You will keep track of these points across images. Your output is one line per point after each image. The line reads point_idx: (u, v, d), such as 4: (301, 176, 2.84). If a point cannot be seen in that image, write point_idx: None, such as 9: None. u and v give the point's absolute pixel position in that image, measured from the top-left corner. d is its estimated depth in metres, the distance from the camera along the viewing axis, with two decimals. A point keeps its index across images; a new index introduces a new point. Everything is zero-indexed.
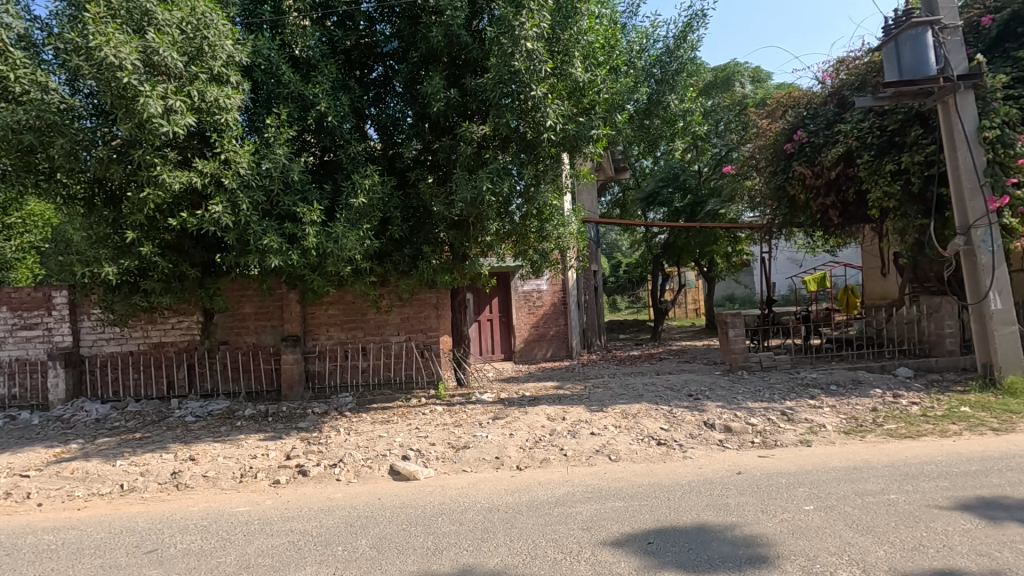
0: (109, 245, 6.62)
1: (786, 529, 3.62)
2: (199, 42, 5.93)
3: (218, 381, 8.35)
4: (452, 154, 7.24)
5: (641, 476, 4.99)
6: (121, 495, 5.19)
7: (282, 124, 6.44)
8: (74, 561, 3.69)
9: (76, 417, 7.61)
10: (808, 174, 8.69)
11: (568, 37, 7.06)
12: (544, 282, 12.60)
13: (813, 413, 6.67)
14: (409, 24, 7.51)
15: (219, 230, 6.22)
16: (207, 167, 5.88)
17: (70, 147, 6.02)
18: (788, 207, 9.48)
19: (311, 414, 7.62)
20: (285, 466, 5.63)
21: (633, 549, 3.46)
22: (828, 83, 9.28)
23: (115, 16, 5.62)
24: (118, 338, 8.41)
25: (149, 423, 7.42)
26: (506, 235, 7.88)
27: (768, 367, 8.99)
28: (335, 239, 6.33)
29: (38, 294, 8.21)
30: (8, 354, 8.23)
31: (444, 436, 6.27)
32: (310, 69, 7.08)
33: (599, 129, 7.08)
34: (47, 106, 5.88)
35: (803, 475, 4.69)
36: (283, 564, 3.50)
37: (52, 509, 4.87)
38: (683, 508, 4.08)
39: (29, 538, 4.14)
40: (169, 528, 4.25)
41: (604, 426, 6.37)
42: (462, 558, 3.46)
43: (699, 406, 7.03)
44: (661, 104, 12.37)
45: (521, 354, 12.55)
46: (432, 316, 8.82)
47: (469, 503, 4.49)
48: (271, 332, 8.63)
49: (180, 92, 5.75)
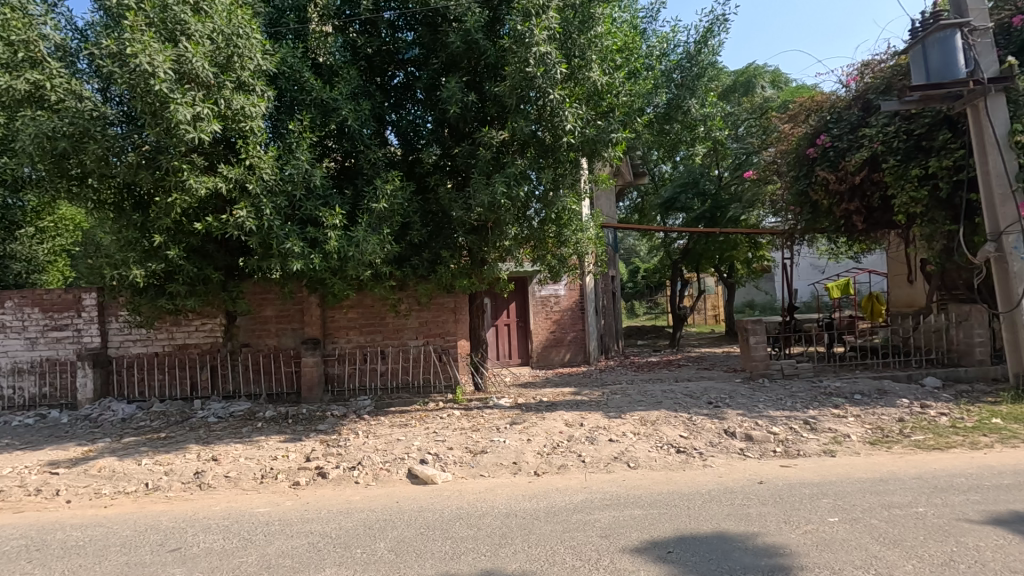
0: (137, 248, 6.78)
1: (809, 541, 3.54)
2: (230, 52, 6.08)
3: (239, 383, 8.50)
4: (471, 159, 7.31)
5: (660, 484, 4.93)
6: (146, 493, 5.29)
7: (305, 130, 6.57)
8: (100, 558, 3.77)
9: (103, 417, 7.80)
10: (831, 179, 8.54)
11: (584, 39, 6.97)
12: (562, 287, 12.53)
13: (837, 422, 6.54)
14: (430, 31, 7.59)
15: (243, 234, 6.33)
16: (232, 172, 6.01)
17: (101, 153, 6.17)
18: (811, 213, 9.32)
19: (330, 416, 7.70)
20: (305, 468, 5.69)
21: (652, 557, 3.42)
22: (852, 87, 9.13)
23: (151, 26, 5.79)
24: (144, 339, 8.57)
25: (173, 423, 7.56)
26: (524, 240, 7.72)
27: (790, 375, 8.83)
28: (356, 243, 6.41)
29: (68, 296, 8.45)
30: (39, 354, 8.48)
31: (462, 440, 6.28)
32: (332, 76, 7.22)
33: (618, 133, 7.07)
34: (81, 113, 6.07)
35: (827, 486, 4.59)
36: (303, 566, 3.53)
37: (80, 506, 4.98)
38: (703, 517, 4.02)
39: (59, 534, 4.25)
40: (193, 527, 4.32)
41: (622, 433, 6.32)
42: (481, 562, 3.45)
43: (719, 413, 6.94)
44: (682, 109, 12.16)
45: (539, 359, 12.52)
46: (450, 320, 8.85)
47: (486, 508, 4.49)
48: (292, 335, 8.73)
49: (207, 100, 5.89)
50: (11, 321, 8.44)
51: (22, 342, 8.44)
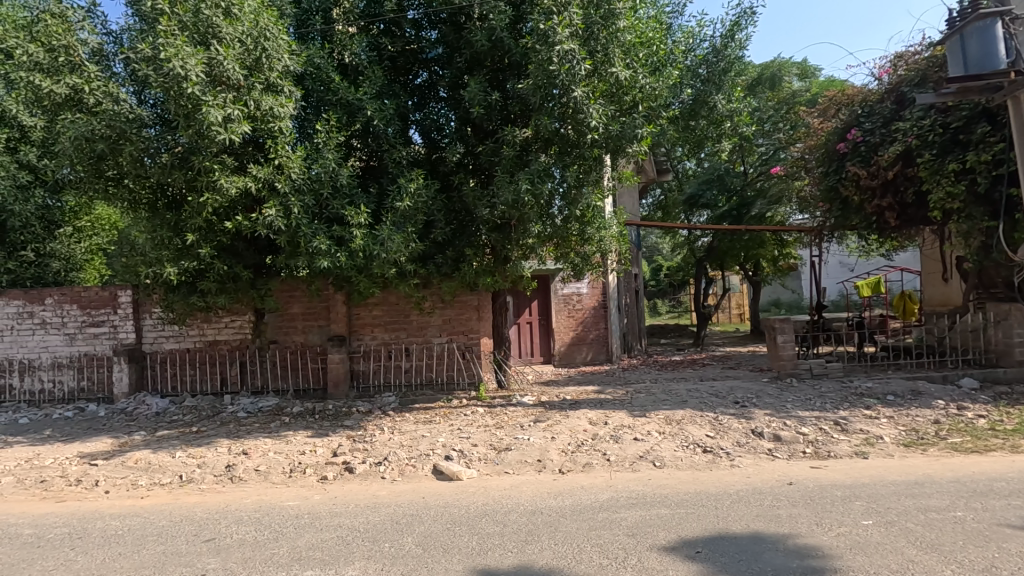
0: (169, 247, 6.94)
1: (843, 543, 3.47)
2: (259, 53, 6.20)
3: (268, 379, 8.69)
4: (494, 157, 7.34)
5: (687, 483, 4.89)
6: (181, 485, 5.44)
7: (332, 130, 6.66)
8: (138, 547, 3.89)
9: (138, 411, 8.05)
10: (862, 174, 8.32)
11: (605, 35, 6.87)
12: (584, 285, 12.48)
13: (869, 424, 6.38)
14: (453, 30, 7.63)
15: (272, 233, 6.44)
16: (261, 172, 6.13)
17: (137, 154, 6.37)
18: (840, 210, 9.09)
19: (356, 412, 7.81)
20: (333, 463, 5.78)
21: (681, 555, 3.40)
22: (885, 80, 8.89)
23: (183, 29, 5.91)
24: (177, 335, 8.79)
25: (205, 417, 7.76)
26: (547, 238, 7.81)
27: (819, 375, 8.64)
28: (381, 241, 6.48)
29: (105, 293, 8.72)
30: (78, 349, 8.78)
31: (487, 437, 6.31)
32: (358, 76, 7.30)
33: (643, 129, 6.97)
34: (117, 116, 6.25)
35: (860, 488, 4.49)
36: (332, 558, 3.59)
37: (118, 496, 5.15)
38: (732, 517, 3.97)
39: (98, 523, 4.40)
40: (225, 518, 4.43)
41: (647, 432, 6.26)
42: (508, 558, 3.47)
43: (746, 413, 6.84)
44: (708, 105, 11.95)
45: (561, 357, 12.49)
46: (473, 318, 8.89)
47: (512, 504, 4.50)
48: (318, 332, 8.86)
49: (237, 102, 6.01)
50: (52, 318, 8.74)
51: (62, 338, 8.75)
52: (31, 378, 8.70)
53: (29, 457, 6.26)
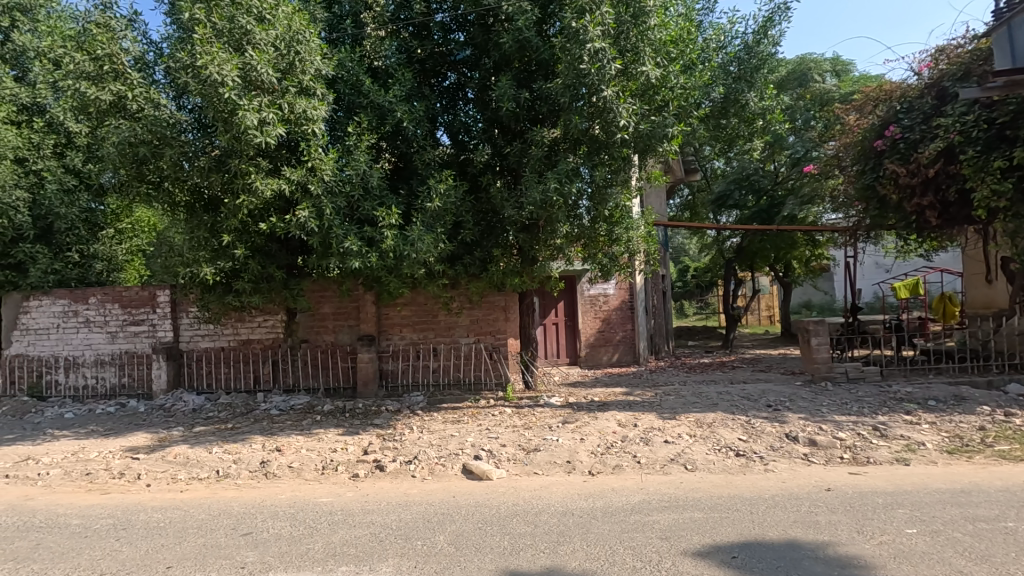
0: (206, 248, 7.12)
1: (886, 552, 3.37)
2: (292, 58, 6.32)
3: (299, 377, 8.85)
4: (522, 157, 7.36)
5: (720, 487, 4.80)
6: (217, 480, 5.59)
7: (363, 132, 6.76)
8: (180, 539, 4.00)
9: (176, 407, 8.30)
10: (902, 172, 8.05)
11: (636, 34, 6.81)
12: (611, 286, 12.39)
13: (909, 430, 6.18)
14: (482, 31, 7.67)
15: (305, 234, 6.55)
16: (295, 175, 6.25)
17: (176, 158, 6.55)
18: (878, 208, 8.76)
19: (385, 411, 7.90)
20: (363, 461, 5.85)
21: (716, 561, 3.34)
22: (925, 74, 8.61)
23: (219, 36, 6.06)
24: (212, 334, 9.01)
25: (239, 414, 7.95)
26: (575, 239, 7.72)
27: (855, 379, 8.40)
28: (411, 241, 6.54)
29: (145, 293, 9.00)
30: (119, 347, 9.08)
31: (515, 437, 6.32)
32: (387, 78, 7.40)
33: (674, 127, 6.91)
34: (158, 121, 6.46)
35: (903, 496, 4.35)
36: (366, 555, 3.63)
37: (159, 489, 5.31)
38: (768, 523, 3.89)
39: (141, 515, 4.55)
40: (262, 513, 4.52)
41: (678, 434, 6.19)
42: (541, 560, 3.46)
43: (779, 417, 6.70)
44: (739, 103, 11.76)
45: (587, 358, 12.43)
46: (500, 318, 8.91)
47: (543, 505, 4.50)
48: (348, 332, 8.98)
49: (272, 105, 6.13)
50: (95, 317, 9.08)
51: (104, 336, 9.06)
52: (75, 374, 9.03)
53: (75, 450, 6.50)
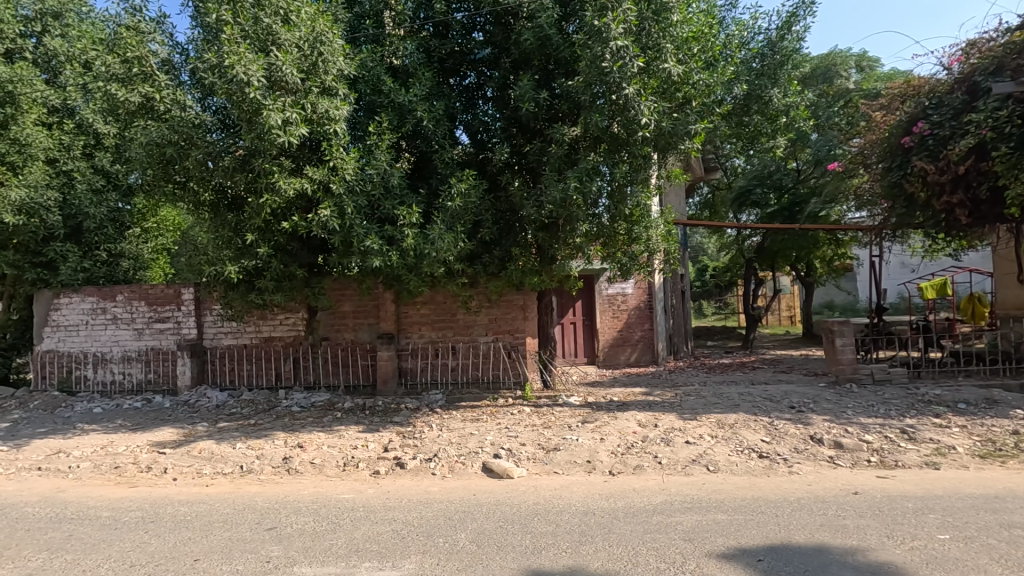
0: (230, 246, 7.23)
1: (918, 558, 3.29)
2: (315, 58, 6.39)
3: (320, 374, 8.94)
4: (542, 156, 7.34)
5: (744, 489, 4.73)
6: (241, 475, 5.67)
7: (384, 131, 6.80)
8: (206, 533, 4.07)
9: (200, 403, 8.46)
10: (931, 169, 7.85)
11: (658, 31, 6.77)
12: (630, 286, 12.31)
13: (939, 433, 6.03)
14: (502, 30, 7.67)
15: (326, 233, 6.61)
16: (317, 174, 6.31)
17: (201, 158, 6.66)
18: (905, 207, 8.58)
19: (405, 409, 7.95)
20: (384, 458, 5.89)
21: (742, 563, 3.30)
22: (955, 69, 8.38)
23: (245, 37, 6.15)
24: (234, 332, 9.15)
25: (261, 411, 8.07)
26: (595, 237, 7.65)
27: (881, 381, 8.23)
28: (431, 240, 6.57)
29: (170, 291, 9.18)
30: (145, 343, 9.26)
31: (535, 436, 6.30)
32: (408, 77, 7.43)
33: (696, 125, 6.83)
34: (185, 122, 6.56)
35: (934, 500, 4.25)
36: (389, 551, 3.65)
37: (185, 483, 5.42)
38: (794, 526, 3.83)
39: (169, 508, 4.63)
40: (285, 508, 4.58)
41: (700, 435, 6.13)
42: (564, 559, 3.44)
43: (803, 419, 6.59)
44: (763, 100, 11.54)
45: (605, 358, 12.36)
46: (519, 317, 8.90)
47: (563, 505, 4.48)
48: (368, 330, 9.05)
49: (296, 105, 6.20)
50: (122, 314, 9.27)
51: (130, 333, 9.25)
52: (104, 370, 9.25)
53: (104, 444, 6.65)
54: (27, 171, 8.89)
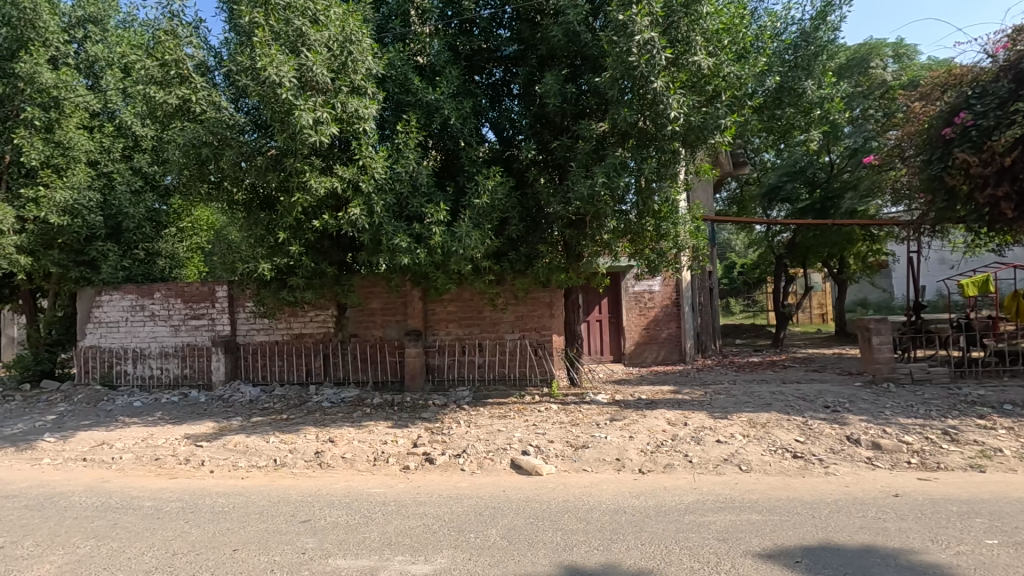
0: (264, 245, 7.39)
1: (966, 563, 3.18)
2: (344, 57, 6.46)
3: (349, 370, 9.06)
4: (570, 152, 7.28)
5: (778, 489, 4.64)
6: (275, 468, 5.79)
7: (412, 130, 6.84)
8: (244, 524, 4.16)
9: (234, 398, 8.67)
10: (974, 161, 7.56)
11: (687, 23, 6.62)
12: (657, 283, 12.19)
13: (983, 435, 5.81)
14: (529, 26, 7.64)
15: (356, 231, 6.67)
16: (347, 172, 6.38)
17: (235, 158, 6.80)
18: (946, 200, 8.29)
19: (432, 405, 8.00)
20: (413, 453, 5.95)
21: (782, 564, 3.23)
22: (1001, 56, 8.03)
23: (276, 38, 6.25)
24: (267, 328, 9.36)
25: (293, 406, 8.23)
26: (622, 233, 7.57)
27: (920, 380, 7.97)
28: (459, 238, 6.58)
29: (204, 288, 9.42)
30: (181, 339, 9.52)
31: (563, 434, 6.28)
32: (434, 76, 7.46)
33: (727, 118, 6.70)
34: (219, 122, 6.71)
35: (979, 504, 4.09)
36: (421, 545, 3.68)
37: (222, 476, 5.56)
38: (833, 528, 3.74)
39: (207, 499, 4.76)
40: (319, 501, 4.66)
41: (731, 434, 6.02)
42: (595, 556, 3.43)
43: (839, 419, 6.43)
44: (796, 92, 11.22)
45: (631, 356, 12.26)
46: (546, 314, 8.89)
47: (593, 502, 4.45)
48: (396, 327, 9.16)
49: (326, 105, 6.28)
50: (159, 311, 9.55)
51: (167, 329, 9.53)
52: (142, 365, 9.55)
53: (144, 436, 6.87)
54: (70, 173, 9.22)
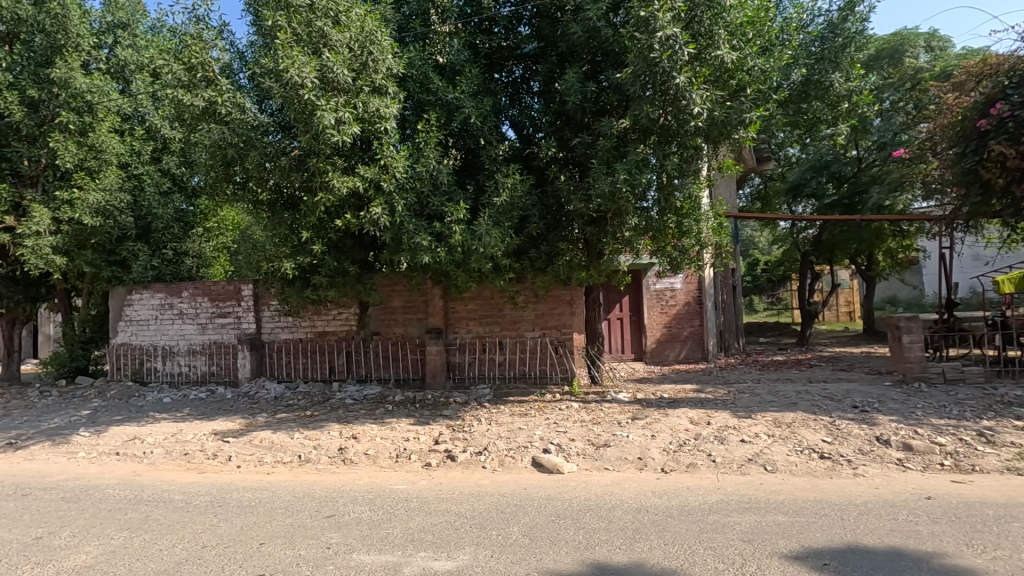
0: (288, 244, 7.51)
1: (1003, 568, 3.07)
2: (365, 57, 6.51)
3: (371, 368, 9.16)
4: (590, 149, 7.24)
5: (805, 490, 4.55)
6: (300, 464, 5.89)
7: (432, 129, 6.87)
8: (270, 518, 4.24)
9: (260, 395, 8.83)
10: (1011, 153, 7.31)
11: (710, 17, 6.53)
12: (678, 280, 12.05)
13: (1020, 436, 5.61)
14: (548, 24, 7.63)
15: (377, 230, 6.72)
16: (369, 172, 6.43)
17: (260, 159, 6.92)
18: (980, 194, 8.02)
19: (453, 403, 8.05)
20: (435, 450, 5.99)
21: (808, 566, 3.17)
22: None
23: (298, 40, 6.33)
24: (291, 326, 9.51)
25: (317, 402, 8.35)
26: (644, 231, 7.35)
27: (953, 380, 7.73)
28: (479, 236, 6.60)
29: (230, 287, 9.61)
30: (208, 337, 9.73)
31: (584, 432, 6.26)
32: (454, 74, 7.48)
33: (752, 112, 6.57)
34: (245, 124, 6.84)
35: (1017, 508, 3.95)
36: (444, 541, 3.71)
37: (248, 471, 5.68)
38: (862, 530, 3.65)
39: (235, 494, 4.86)
40: (342, 497, 4.72)
41: (756, 434, 5.93)
42: (617, 555, 3.41)
43: (868, 419, 6.27)
44: (823, 84, 11.02)
45: (653, 354, 12.15)
46: (566, 312, 8.86)
47: (615, 501, 4.43)
48: (417, 325, 9.23)
49: (348, 105, 6.34)
50: (187, 309, 9.77)
51: (195, 327, 9.74)
52: (171, 362, 9.79)
53: (174, 432, 7.04)
54: (102, 175, 9.47)
